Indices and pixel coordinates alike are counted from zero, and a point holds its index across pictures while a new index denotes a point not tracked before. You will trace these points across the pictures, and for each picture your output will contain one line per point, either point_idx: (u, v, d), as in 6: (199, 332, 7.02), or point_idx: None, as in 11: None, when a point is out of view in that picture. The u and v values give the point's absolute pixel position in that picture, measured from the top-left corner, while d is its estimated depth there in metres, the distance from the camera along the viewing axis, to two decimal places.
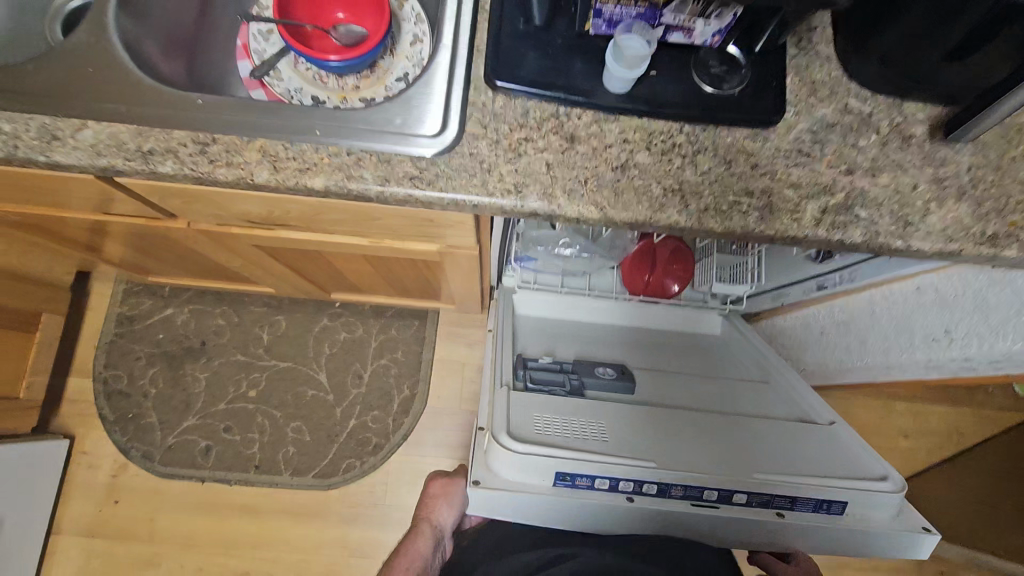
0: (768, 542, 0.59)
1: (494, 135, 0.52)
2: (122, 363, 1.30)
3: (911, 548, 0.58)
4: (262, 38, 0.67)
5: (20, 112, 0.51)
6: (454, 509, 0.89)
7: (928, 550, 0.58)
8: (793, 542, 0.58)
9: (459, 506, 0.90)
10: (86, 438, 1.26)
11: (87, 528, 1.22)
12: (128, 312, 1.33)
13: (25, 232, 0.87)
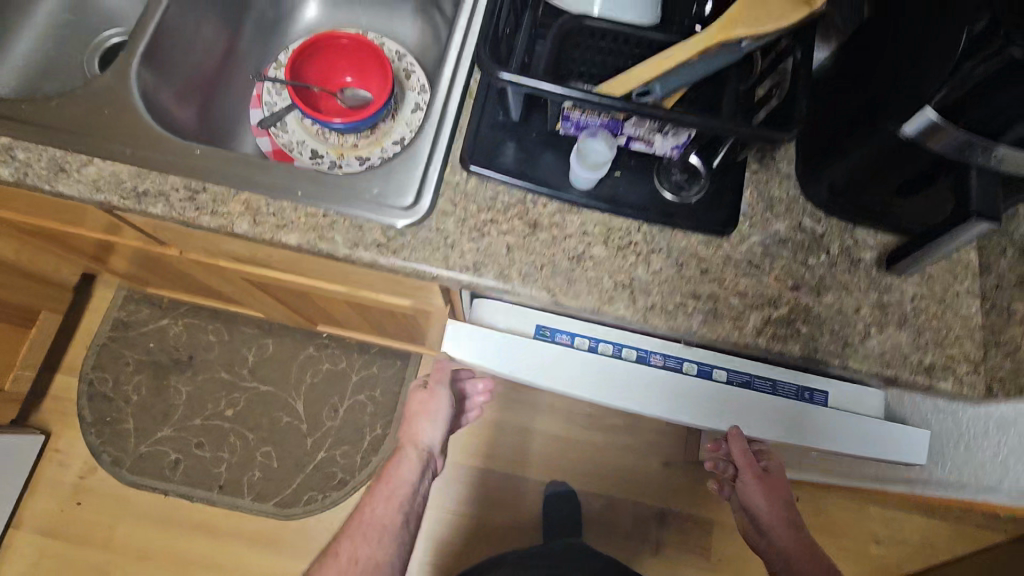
0: (764, 430, 0.59)
1: (461, 213, 0.56)
2: (110, 366, 1.34)
3: (907, 448, 0.59)
4: (276, 92, 0.73)
5: (35, 143, 0.56)
6: (433, 424, 0.81)
7: (922, 451, 0.59)
8: (784, 433, 0.59)
9: (437, 426, 0.81)
10: (63, 435, 1.29)
11: (48, 526, 1.23)
12: (124, 317, 1.37)
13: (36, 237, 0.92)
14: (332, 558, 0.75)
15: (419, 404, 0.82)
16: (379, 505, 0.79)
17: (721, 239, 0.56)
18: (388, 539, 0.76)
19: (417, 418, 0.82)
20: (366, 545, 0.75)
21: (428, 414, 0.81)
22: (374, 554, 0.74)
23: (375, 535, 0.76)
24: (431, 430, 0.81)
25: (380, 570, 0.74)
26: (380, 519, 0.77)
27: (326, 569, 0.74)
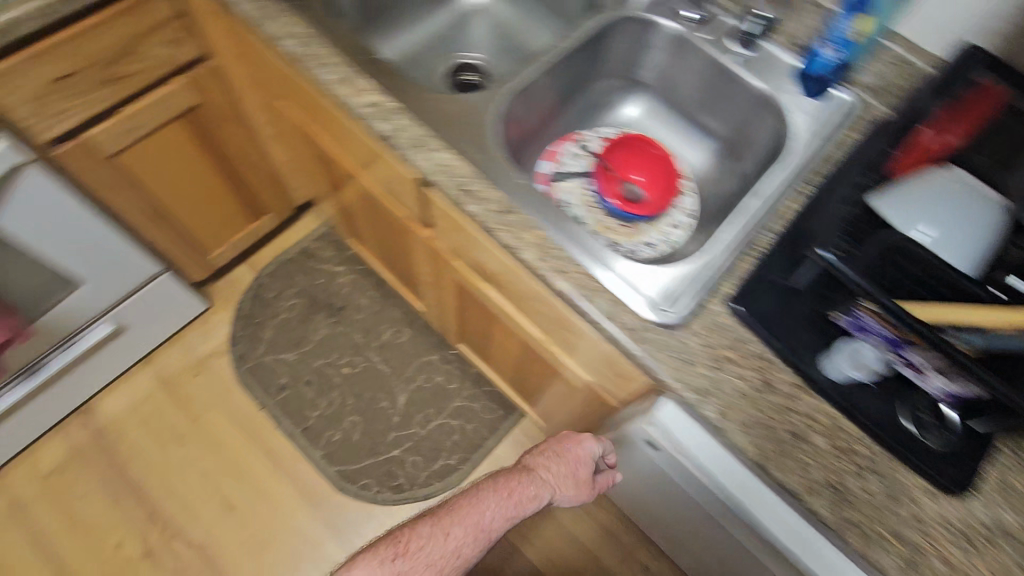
0: None
1: (707, 339, 0.60)
2: (281, 281, 1.51)
3: None
4: (572, 158, 0.85)
5: (413, 118, 0.69)
6: (571, 495, 0.79)
7: None
8: None
9: (567, 498, 0.80)
10: (218, 314, 1.46)
11: (166, 378, 1.39)
12: (313, 250, 1.55)
13: (319, 165, 1.11)
14: (441, 533, 0.65)
15: (569, 447, 0.80)
16: (488, 514, 0.69)
17: (943, 496, 0.54)
18: (479, 547, 0.67)
19: (564, 461, 0.78)
20: (470, 552, 0.66)
21: (573, 478, 0.79)
22: (467, 556, 0.66)
23: (481, 537, 0.67)
24: (567, 495, 0.79)
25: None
26: (484, 533, 0.68)
27: (431, 542, 0.64)
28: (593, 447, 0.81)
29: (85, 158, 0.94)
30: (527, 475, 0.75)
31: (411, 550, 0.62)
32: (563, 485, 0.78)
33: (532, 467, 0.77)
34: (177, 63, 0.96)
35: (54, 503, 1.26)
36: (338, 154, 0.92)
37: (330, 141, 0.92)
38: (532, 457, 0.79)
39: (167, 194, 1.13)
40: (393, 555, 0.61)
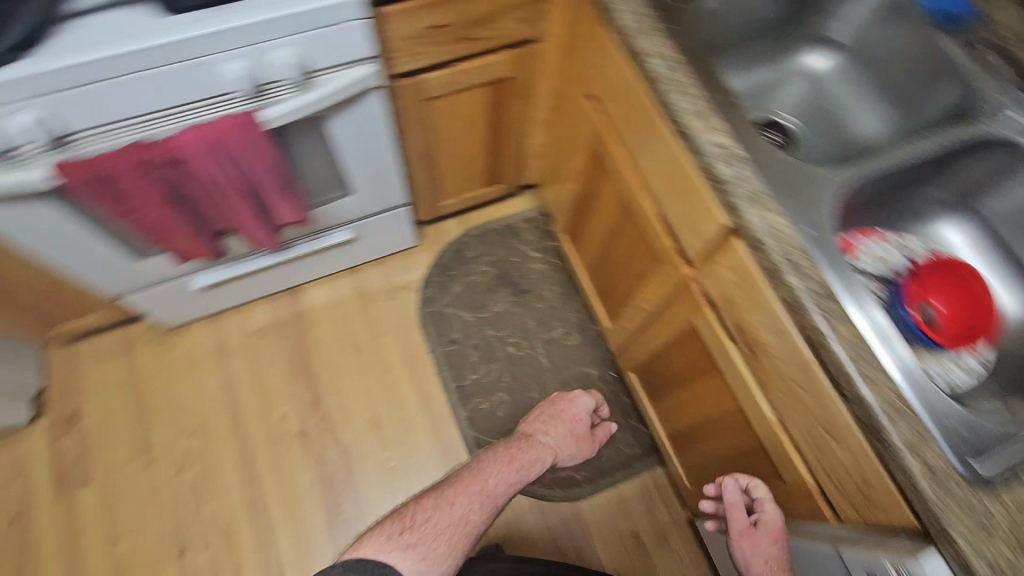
0: None
1: (1015, 517, 0.54)
2: (482, 246, 1.61)
3: None
4: (868, 256, 0.76)
5: (754, 171, 0.69)
6: (573, 453, 1.12)
7: None
8: None
9: (575, 454, 1.12)
10: (422, 255, 1.59)
11: (363, 293, 1.54)
12: (518, 229, 1.63)
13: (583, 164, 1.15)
14: (446, 505, 0.88)
15: (564, 412, 1.15)
16: (493, 482, 0.94)
17: None
18: (492, 505, 0.91)
19: (561, 423, 1.13)
20: (477, 515, 0.88)
21: (579, 435, 1.14)
22: (478, 514, 0.89)
23: (486, 505, 0.91)
24: (569, 448, 1.11)
25: (472, 535, 0.87)
26: (502, 487, 0.94)
27: (436, 509, 0.87)
28: (583, 401, 1.17)
29: (410, 96, 1.05)
30: (529, 445, 1.04)
31: (416, 522, 0.84)
32: (560, 441, 1.10)
33: (534, 438, 1.07)
34: (513, 39, 1.04)
35: (248, 359, 1.46)
36: (627, 168, 0.95)
37: (625, 153, 0.95)
38: (529, 425, 1.10)
39: (443, 143, 1.24)
40: (401, 530, 0.83)
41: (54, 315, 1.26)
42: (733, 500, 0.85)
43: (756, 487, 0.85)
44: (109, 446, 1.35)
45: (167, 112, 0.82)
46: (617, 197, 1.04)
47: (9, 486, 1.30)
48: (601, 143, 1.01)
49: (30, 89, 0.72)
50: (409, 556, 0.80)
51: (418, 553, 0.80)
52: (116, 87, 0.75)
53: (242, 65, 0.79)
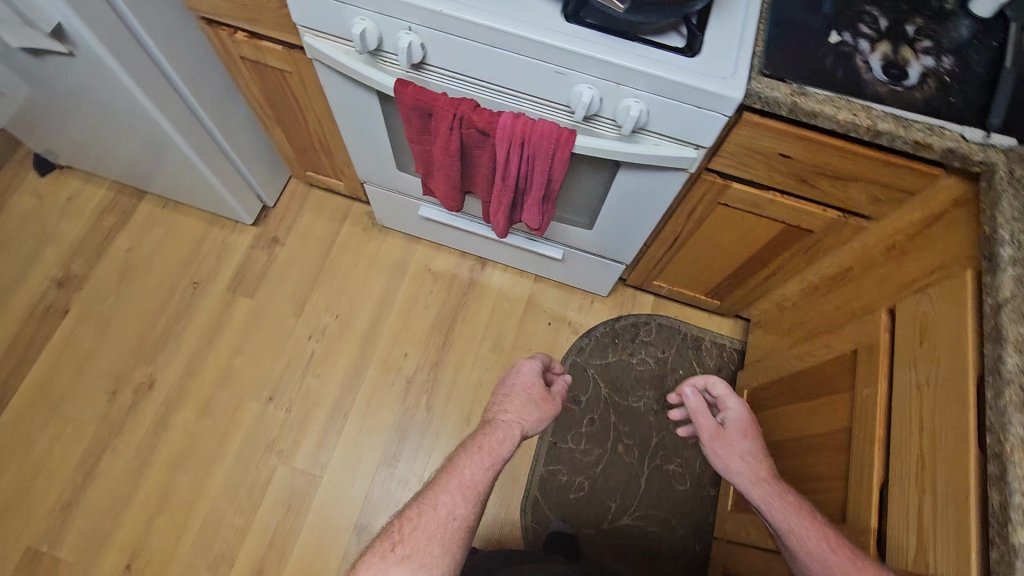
0: None
1: None
2: (659, 338, 1.53)
3: None
4: None
5: None
6: (541, 414, 0.95)
7: None
8: None
9: (546, 415, 0.95)
10: (603, 307, 1.55)
11: (534, 303, 1.55)
12: (703, 346, 1.52)
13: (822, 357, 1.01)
14: (430, 509, 0.76)
15: (515, 385, 0.98)
16: (471, 472, 0.82)
17: None
18: (478, 500, 0.79)
19: (517, 397, 0.96)
20: (464, 508, 0.77)
21: (541, 400, 0.97)
22: (467, 509, 0.77)
23: (469, 496, 0.79)
24: (535, 415, 0.94)
25: (467, 529, 0.77)
26: (483, 471, 0.82)
27: (421, 515, 0.76)
28: (531, 367, 1.01)
29: (707, 195, 0.99)
30: (488, 426, 0.89)
31: (403, 533, 0.73)
32: (526, 410, 0.94)
33: (495, 419, 0.91)
34: (848, 206, 0.92)
35: (413, 290, 1.55)
36: (880, 409, 0.80)
37: (888, 397, 0.80)
38: (485, 412, 0.94)
39: (700, 243, 1.17)
40: (391, 546, 0.72)
41: (314, 164, 1.43)
42: (700, 406, 0.96)
43: (719, 390, 1.00)
44: (280, 280, 1.54)
45: (509, 90, 0.86)
46: (843, 420, 0.89)
47: (206, 259, 1.54)
48: (866, 361, 0.87)
49: (429, 21, 0.78)
50: (406, 571, 0.70)
51: (415, 563, 0.71)
52: (489, 53, 0.80)
53: (594, 93, 0.80)
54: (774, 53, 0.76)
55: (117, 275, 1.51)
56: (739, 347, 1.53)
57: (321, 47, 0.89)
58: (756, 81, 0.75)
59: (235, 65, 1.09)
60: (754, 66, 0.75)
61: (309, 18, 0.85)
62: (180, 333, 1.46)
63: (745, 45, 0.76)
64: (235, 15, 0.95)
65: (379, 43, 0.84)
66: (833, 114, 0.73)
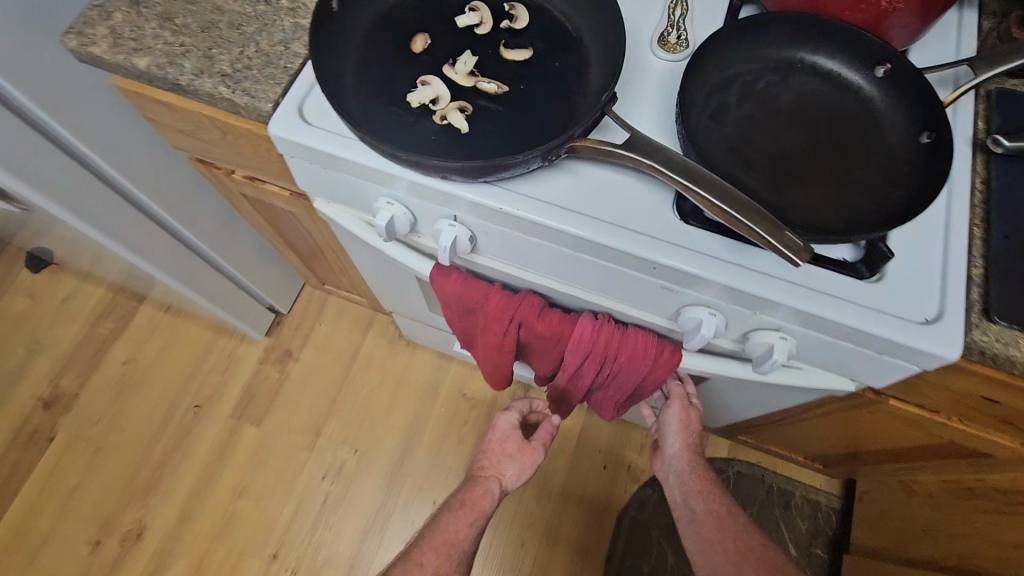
0: None
1: None
2: (737, 494, 1.26)
3: None
4: None
5: None
6: (524, 463, 0.90)
7: None
8: None
9: (529, 466, 0.90)
10: None
11: (586, 440, 1.30)
12: (792, 505, 1.25)
13: None
14: (416, 568, 0.74)
15: (492, 440, 0.93)
16: (455, 530, 0.80)
17: None
18: (461, 562, 0.77)
19: (495, 452, 0.91)
20: (450, 565, 0.76)
21: (520, 453, 0.91)
22: (452, 569, 0.76)
23: (453, 553, 0.77)
24: (517, 470, 0.89)
25: None
26: (466, 525, 0.81)
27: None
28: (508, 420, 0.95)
29: (846, 403, 0.73)
30: (468, 485, 0.86)
31: None
32: (504, 463, 0.90)
33: (475, 474, 0.88)
34: None
35: (445, 422, 1.29)
36: None
37: None
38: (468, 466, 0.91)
39: (815, 426, 0.91)
40: None
41: (333, 278, 1.21)
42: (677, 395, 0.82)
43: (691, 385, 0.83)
44: (291, 405, 1.31)
45: (587, 291, 0.62)
46: None
47: (209, 375, 1.33)
48: None
49: (480, 214, 0.56)
50: None
51: None
52: (566, 256, 0.57)
53: (717, 319, 0.56)
54: (1005, 285, 0.51)
55: (109, 395, 1.32)
56: (839, 507, 1.24)
57: (337, 217, 0.66)
58: (978, 330, 0.50)
59: (234, 197, 0.88)
60: (974, 304, 0.50)
61: (320, 188, 0.63)
62: (176, 468, 1.26)
63: (956, 269, 0.51)
64: (230, 160, 0.73)
65: (414, 225, 0.62)
66: None
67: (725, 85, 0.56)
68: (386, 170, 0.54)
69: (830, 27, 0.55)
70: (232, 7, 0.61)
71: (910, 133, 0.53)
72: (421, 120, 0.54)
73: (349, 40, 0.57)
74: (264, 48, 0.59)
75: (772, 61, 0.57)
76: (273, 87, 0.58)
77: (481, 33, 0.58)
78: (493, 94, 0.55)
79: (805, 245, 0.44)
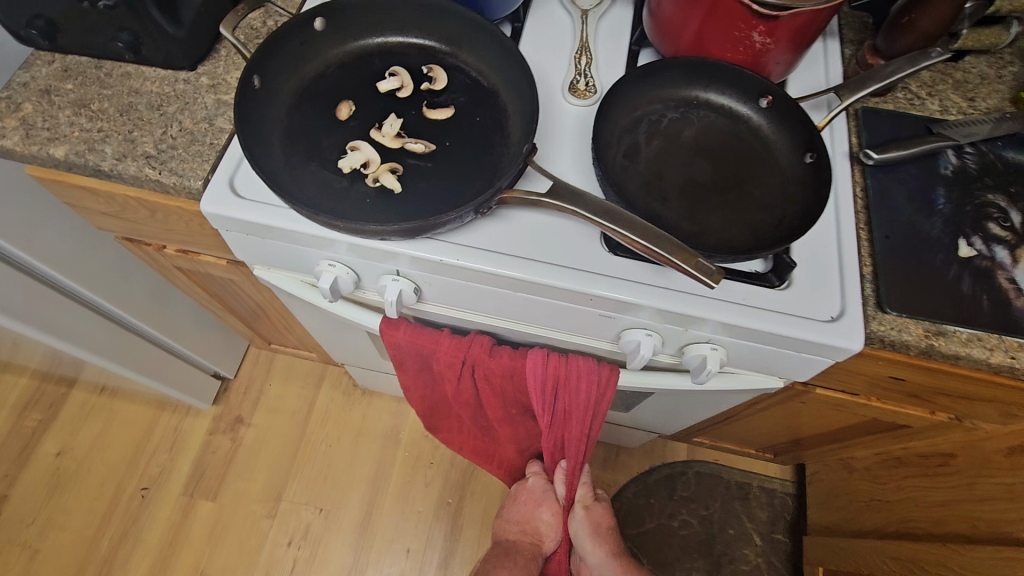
0: None
1: None
2: (699, 493, 1.32)
3: None
4: None
5: None
6: (553, 517, 0.88)
7: None
8: None
9: (555, 523, 0.89)
10: (633, 459, 1.33)
11: None
12: (752, 496, 1.31)
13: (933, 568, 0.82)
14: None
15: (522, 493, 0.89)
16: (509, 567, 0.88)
17: None
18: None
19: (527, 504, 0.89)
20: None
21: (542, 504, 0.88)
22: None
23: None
24: (552, 527, 0.89)
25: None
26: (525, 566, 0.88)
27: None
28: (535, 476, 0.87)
29: (779, 396, 0.78)
30: (512, 544, 0.91)
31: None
32: (545, 527, 0.90)
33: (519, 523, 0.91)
34: (966, 412, 0.73)
35: (409, 467, 1.28)
36: None
37: None
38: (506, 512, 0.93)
39: (759, 419, 0.96)
40: None
41: (279, 336, 1.19)
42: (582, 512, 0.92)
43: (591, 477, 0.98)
44: (246, 473, 1.26)
45: (532, 327, 0.65)
46: None
47: (155, 453, 1.27)
48: None
49: (424, 267, 0.58)
50: None
51: None
52: (509, 297, 0.60)
53: (654, 339, 0.60)
54: (893, 278, 0.58)
55: (43, 492, 1.22)
56: (793, 492, 1.31)
57: (279, 281, 0.67)
58: (875, 322, 0.56)
59: (167, 271, 0.86)
60: (869, 297, 0.57)
61: (258, 256, 0.64)
62: (126, 560, 1.18)
63: (849, 269, 0.57)
64: (159, 235, 0.72)
65: (358, 282, 0.63)
66: (983, 358, 0.55)
67: (633, 125, 0.62)
68: (324, 235, 0.56)
69: (717, 67, 0.62)
70: (150, 88, 0.62)
71: (796, 154, 0.60)
72: (354, 184, 0.56)
73: (277, 114, 0.59)
74: (187, 126, 0.60)
75: (672, 99, 0.63)
76: (201, 164, 0.58)
77: (404, 96, 0.61)
78: (421, 153, 0.58)
79: (716, 268, 0.49)
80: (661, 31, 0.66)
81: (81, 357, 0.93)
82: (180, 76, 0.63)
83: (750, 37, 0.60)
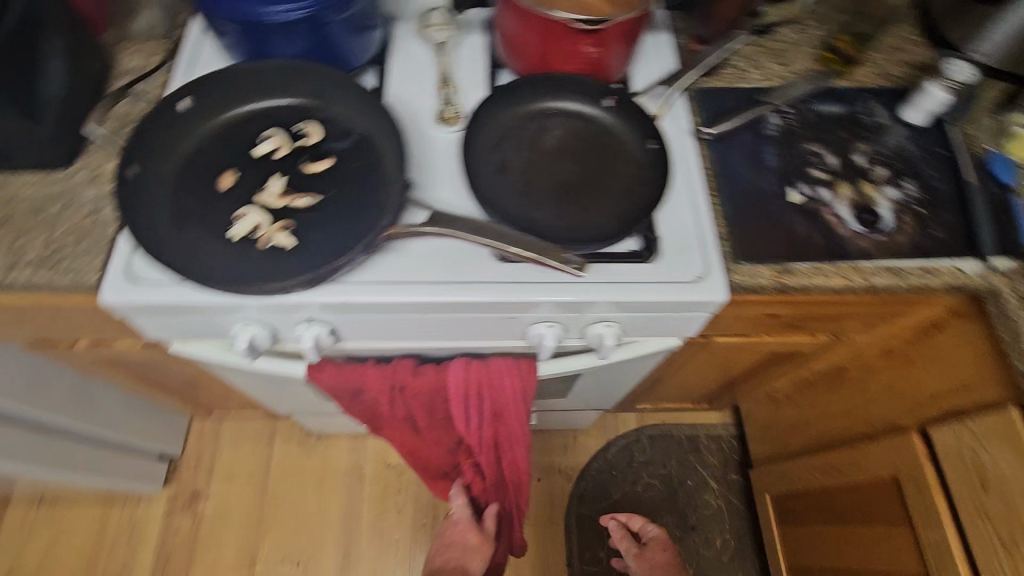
0: None
1: None
2: (655, 455, 1.41)
3: None
4: None
5: None
6: (484, 539, 0.91)
7: None
8: None
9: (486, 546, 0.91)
10: (589, 438, 1.41)
11: None
12: (701, 445, 1.42)
13: (846, 467, 0.94)
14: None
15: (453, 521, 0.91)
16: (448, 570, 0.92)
17: None
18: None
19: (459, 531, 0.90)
20: None
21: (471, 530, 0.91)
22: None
23: None
24: (482, 551, 0.91)
25: None
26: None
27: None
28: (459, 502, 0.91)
29: (688, 351, 0.87)
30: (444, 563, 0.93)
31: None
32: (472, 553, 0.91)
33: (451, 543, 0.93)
34: (838, 329, 0.84)
35: (379, 498, 1.30)
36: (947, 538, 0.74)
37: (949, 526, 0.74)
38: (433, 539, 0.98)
39: (681, 374, 1.06)
40: None
41: (219, 403, 1.18)
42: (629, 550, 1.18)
43: (642, 523, 1.20)
44: (214, 546, 1.24)
45: (449, 341, 0.70)
46: (903, 548, 0.82)
47: (113, 549, 1.23)
48: (910, 486, 0.80)
49: (333, 310, 0.62)
50: None
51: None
52: (418, 320, 0.65)
53: (556, 328, 0.67)
54: (742, 233, 0.67)
55: None
56: (736, 432, 1.43)
57: (198, 352, 0.69)
58: (734, 273, 0.65)
59: (84, 364, 0.85)
60: (726, 253, 0.66)
61: (172, 333, 0.66)
62: None
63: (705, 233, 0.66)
64: (66, 332, 0.72)
65: (275, 336, 0.67)
66: (824, 284, 0.66)
67: (499, 142, 0.68)
68: (230, 302, 0.59)
69: (561, 79, 0.70)
70: (26, 194, 0.63)
71: (642, 142, 0.69)
72: (248, 248, 0.59)
73: (160, 196, 0.61)
74: (72, 224, 0.61)
75: (529, 112, 0.70)
76: (94, 258, 0.60)
77: (282, 155, 0.65)
78: (308, 207, 0.62)
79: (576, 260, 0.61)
80: (510, 52, 0.73)
81: (11, 471, 0.90)
82: (55, 176, 0.64)
83: (581, 49, 0.68)
